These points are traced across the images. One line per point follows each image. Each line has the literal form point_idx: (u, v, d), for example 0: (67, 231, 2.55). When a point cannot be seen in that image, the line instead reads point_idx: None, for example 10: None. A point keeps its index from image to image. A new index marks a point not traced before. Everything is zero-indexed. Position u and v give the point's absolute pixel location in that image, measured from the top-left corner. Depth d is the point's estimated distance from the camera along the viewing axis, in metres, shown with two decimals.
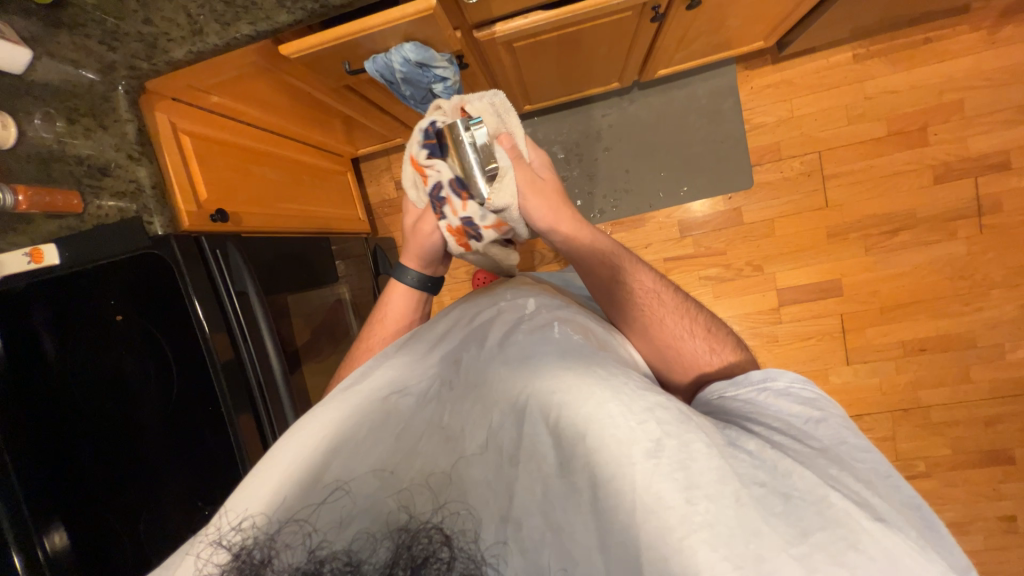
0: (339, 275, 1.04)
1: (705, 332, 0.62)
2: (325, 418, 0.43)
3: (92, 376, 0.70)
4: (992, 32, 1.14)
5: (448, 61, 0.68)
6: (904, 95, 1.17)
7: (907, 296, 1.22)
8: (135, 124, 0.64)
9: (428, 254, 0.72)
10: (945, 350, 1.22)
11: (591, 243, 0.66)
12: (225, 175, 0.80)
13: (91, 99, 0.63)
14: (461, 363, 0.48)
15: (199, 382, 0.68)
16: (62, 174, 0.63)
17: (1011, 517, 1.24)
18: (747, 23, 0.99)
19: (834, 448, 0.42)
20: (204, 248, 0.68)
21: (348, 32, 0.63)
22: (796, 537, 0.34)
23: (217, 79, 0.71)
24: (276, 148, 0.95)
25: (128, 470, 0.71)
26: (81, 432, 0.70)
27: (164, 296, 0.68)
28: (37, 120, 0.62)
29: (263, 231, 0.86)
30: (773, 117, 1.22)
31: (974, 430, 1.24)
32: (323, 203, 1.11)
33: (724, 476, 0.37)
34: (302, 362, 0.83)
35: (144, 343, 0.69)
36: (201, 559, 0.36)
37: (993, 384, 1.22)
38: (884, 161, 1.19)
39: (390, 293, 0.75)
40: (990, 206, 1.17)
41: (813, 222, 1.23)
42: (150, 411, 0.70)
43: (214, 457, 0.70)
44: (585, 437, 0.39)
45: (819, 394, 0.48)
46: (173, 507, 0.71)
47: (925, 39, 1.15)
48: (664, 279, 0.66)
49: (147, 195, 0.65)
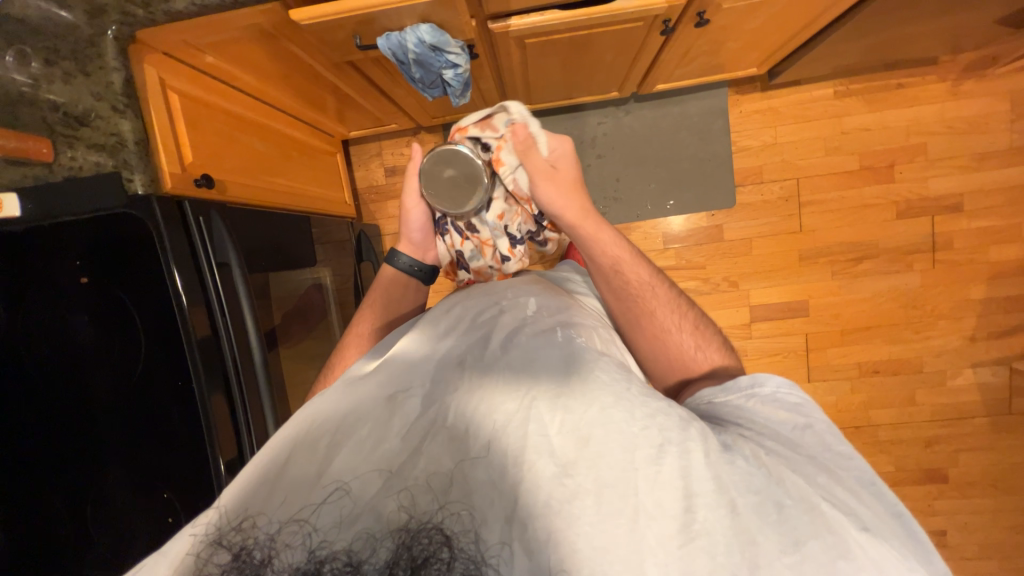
0: (319, 258, 1.01)
1: (692, 330, 0.64)
2: (324, 411, 0.40)
3: (41, 344, 0.64)
4: (956, 84, 1.24)
5: (460, 48, 0.68)
6: (876, 133, 1.26)
7: (866, 321, 1.30)
8: (122, 74, 0.60)
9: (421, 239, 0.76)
10: (895, 373, 1.31)
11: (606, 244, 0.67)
12: (213, 141, 0.76)
13: (74, 41, 0.58)
14: (467, 360, 0.44)
15: (169, 358, 0.63)
16: (34, 121, 0.59)
17: (941, 532, 1.34)
18: (744, 49, 1.03)
19: (819, 456, 0.43)
20: (186, 213, 0.65)
21: (367, 4, 0.61)
22: (789, 547, 0.35)
23: (215, 37, 0.67)
24: (266, 119, 0.91)
25: (76, 448, 0.65)
26: (19, 403, 0.63)
27: (132, 261, 0.63)
28: (9, 59, 0.57)
29: (246, 203, 0.82)
30: (758, 141, 1.28)
31: (915, 450, 1.33)
32: (309, 181, 1.07)
33: (721, 485, 0.37)
34: (277, 344, 0.80)
35: (105, 310, 0.64)
36: (190, 558, 0.33)
37: (935, 408, 1.32)
38: (854, 193, 1.27)
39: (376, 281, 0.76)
40: (943, 243, 1.27)
41: (787, 244, 1.29)
42: (105, 384, 0.65)
43: (176, 438, 0.65)
44: (588, 442, 0.38)
45: (805, 399, 0.49)
46: (121, 488, 0.66)
47: (898, 84, 1.24)
48: (661, 276, 0.68)
49: (130, 150, 0.61)
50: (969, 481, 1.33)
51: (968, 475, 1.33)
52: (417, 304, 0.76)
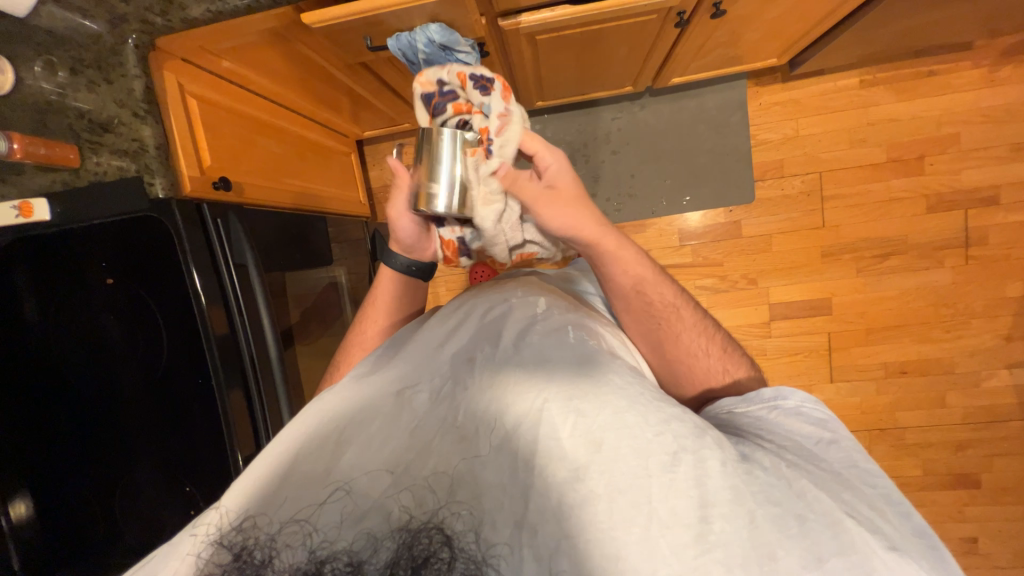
0: (334, 257, 1.02)
1: (720, 353, 0.62)
2: (334, 412, 0.41)
3: (72, 343, 0.67)
4: (992, 70, 1.18)
5: (471, 47, 0.63)
6: (904, 124, 1.21)
7: (893, 320, 1.25)
8: (142, 81, 0.61)
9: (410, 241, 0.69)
10: (923, 374, 1.26)
11: (632, 264, 0.62)
12: (231, 144, 0.78)
13: (97, 51, 0.59)
14: (476, 360, 0.44)
15: (190, 356, 0.65)
16: (60, 128, 0.61)
17: (973, 539, 1.29)
18: (764, 39, 1.00)
19: (844, 472, 0.42)
20: (206, 217, 0.67)
21: (377, 5, 0.61)
22: (811, 563, 0.33)
23: (231, 43, 0.69)
24: (283, 122, 0.92)
25: (104, 442, 0.68)
26: (53, 398, 0.67)
27: (156, 264, 0.65)
28: (38, 68, 0.59)
29: (261, 205, 0.84)
30: (779, 134, 1.24)
31: (944, 454, 1.28)
32: (325, 182, 1.09)
33: (739, 495, 0.36)
34: (294, 342, 0.82)
35: (130, 310, 0.66)
36: (199, 556, 0.34)
37: (966, 411, 1.27)
38: (881, 187, 1.22)
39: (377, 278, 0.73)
40: (976, 238, 1.21)
41: (809, 240, 1.25)
42: (130, 382, 0.67)
43: (197, 434, 0.67)
44: (601, 446, 0.37)
45: (830, 416, 0.48)
46: (147, 481, 0.68)
47: (928, 71, 1.19)
48: (687, 295, 0.65)
49: (151, 155, 0.62)
50: (1003, 487, 1.27)
51: (1003, 480, 1.27)
52: (418, 308, 0.75)
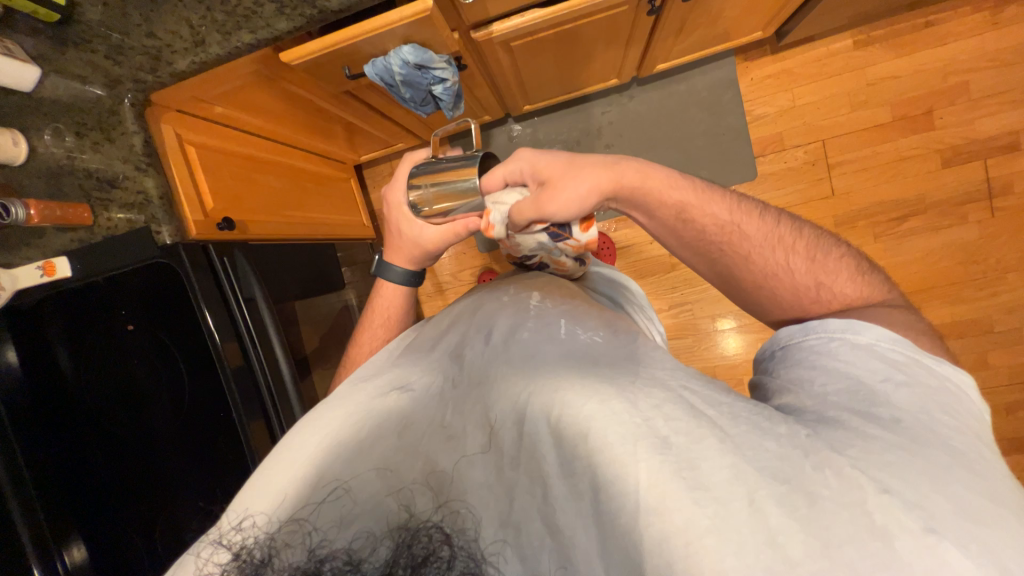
0: (345, 281, 1.08)
1: (808, 261, 0.51)
2: (332, 416, 0.42)
3: (104, 389, 0.70)
4: (995, 12, 1.12)
5: (445, 62, 0.69)
6: (906, 79, 1.16)
7: (920, 283, 1.20)
8: (142, 136, 0.65)
9: (412, 247, 0.65)
10: (961, 336, 1.20)
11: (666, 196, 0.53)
12: (231, 186, 0.81)
13: (98, 114, 0.65)
14: (466, 358, 0.46)
15: (213, 390, 0.69)
16: (73, 189, 0.65)
17: None
18: (743, 15, 0.99)
19: (906, 421, 0.37)
20: (212, 258, 0.69)
21: (350, 36, 0.63)
22: (818, 549, 0.30)
23: (221, 89, 0.71)
24: (281, 158, 0.96)
25: (141, 482, 0.71)
26: (93, 445, 0.70)
27: (172, 304, 0.68)
28: (47, 136, 0.64)
29: (266, 239, 0.87)
30: (775, 107, 1.21)
31: (994, 419, 1.21)
32: (329, 211, 1.12)
33: (738, 477, 0.34)
34: (311, 368, 0.84)
35: (156, 354, 0.69)
36: (201, 559, 0.35)
37: (1013, 370, 1.20)
38: (890, 147, 1.18)
39: (376, 290, 0.70)
40: (1001, 188, 1.15)
41: (820, 211, 1.21)
42: (162, 420, 0.70)
43: (228, 462, 0.70)
44: (587, 437, 0.36)
45: (912, 355, 0.42)
46: (184, 515, 0.70)
47: (925, 22, 1.14)
48: (750, 203, 0.54)
49: (156, 205, 0.67)
50: None
51: None
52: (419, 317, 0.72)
